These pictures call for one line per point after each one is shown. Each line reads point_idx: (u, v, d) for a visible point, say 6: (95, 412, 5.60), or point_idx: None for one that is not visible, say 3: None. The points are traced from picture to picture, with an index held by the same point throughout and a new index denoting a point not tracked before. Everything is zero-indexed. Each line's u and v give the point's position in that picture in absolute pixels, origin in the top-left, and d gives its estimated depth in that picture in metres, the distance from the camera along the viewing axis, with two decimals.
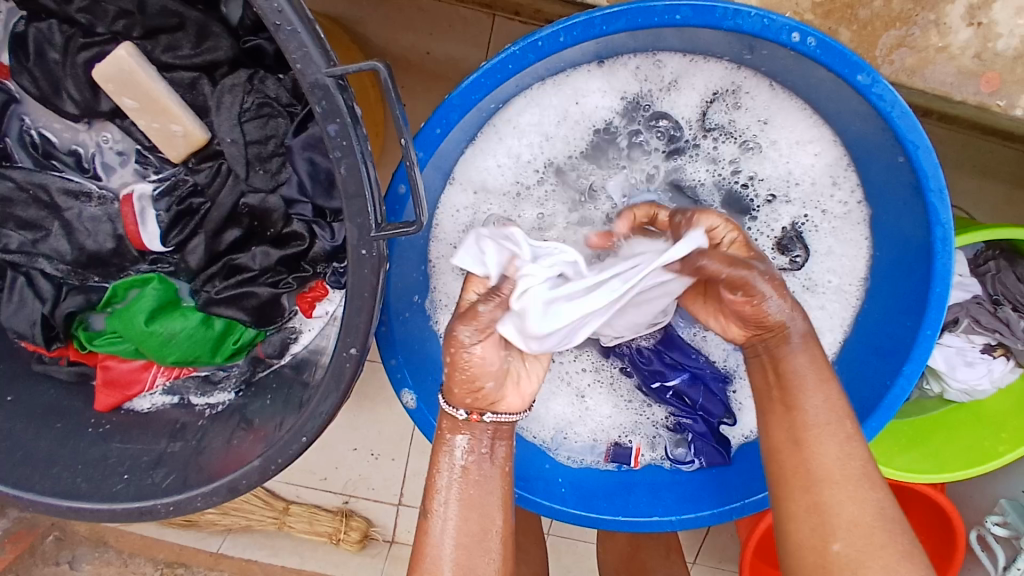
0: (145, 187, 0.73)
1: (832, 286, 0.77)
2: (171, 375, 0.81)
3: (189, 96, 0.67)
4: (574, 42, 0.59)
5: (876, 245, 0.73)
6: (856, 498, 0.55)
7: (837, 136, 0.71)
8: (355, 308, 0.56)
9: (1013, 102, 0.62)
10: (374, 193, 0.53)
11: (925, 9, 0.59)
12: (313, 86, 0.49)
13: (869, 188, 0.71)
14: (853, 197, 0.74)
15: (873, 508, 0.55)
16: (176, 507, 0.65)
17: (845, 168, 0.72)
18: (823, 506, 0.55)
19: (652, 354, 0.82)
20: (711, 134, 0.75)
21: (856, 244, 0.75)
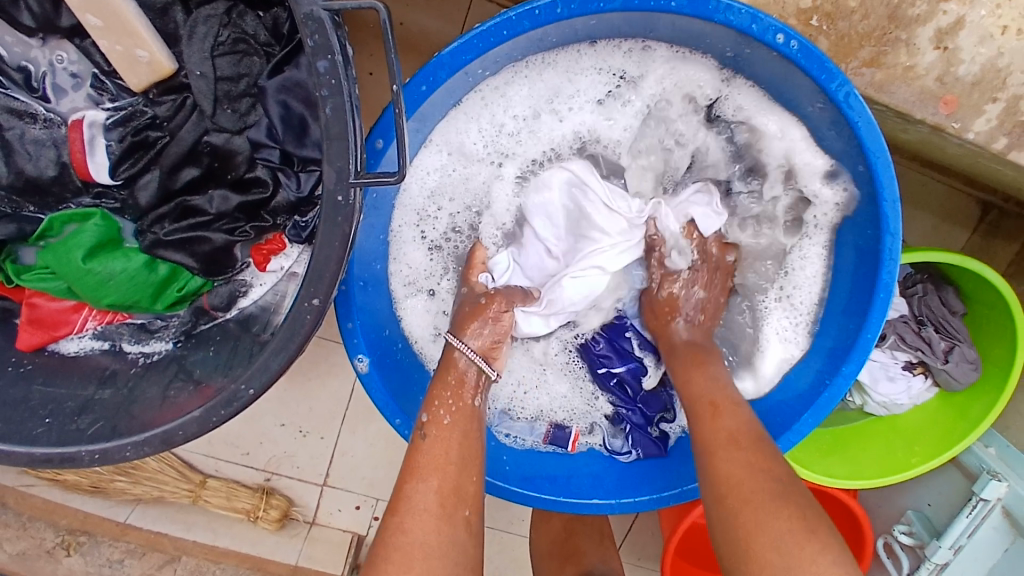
0: (97, 114, 0.68)
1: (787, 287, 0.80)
2: (102, 321, 0.76)
3: (159, 22, 0.64)
4: (570, 15, 0.59)
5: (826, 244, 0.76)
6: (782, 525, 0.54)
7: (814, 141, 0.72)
8: (323, 257, 0.54)
9: (967, 126, 0.67)
10: (356, 137, 0.51)
11: (898, 28, 0.63)
12: (307, 18, 0.48)
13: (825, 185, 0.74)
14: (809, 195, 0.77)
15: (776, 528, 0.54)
16: (102, 456, 0.61)
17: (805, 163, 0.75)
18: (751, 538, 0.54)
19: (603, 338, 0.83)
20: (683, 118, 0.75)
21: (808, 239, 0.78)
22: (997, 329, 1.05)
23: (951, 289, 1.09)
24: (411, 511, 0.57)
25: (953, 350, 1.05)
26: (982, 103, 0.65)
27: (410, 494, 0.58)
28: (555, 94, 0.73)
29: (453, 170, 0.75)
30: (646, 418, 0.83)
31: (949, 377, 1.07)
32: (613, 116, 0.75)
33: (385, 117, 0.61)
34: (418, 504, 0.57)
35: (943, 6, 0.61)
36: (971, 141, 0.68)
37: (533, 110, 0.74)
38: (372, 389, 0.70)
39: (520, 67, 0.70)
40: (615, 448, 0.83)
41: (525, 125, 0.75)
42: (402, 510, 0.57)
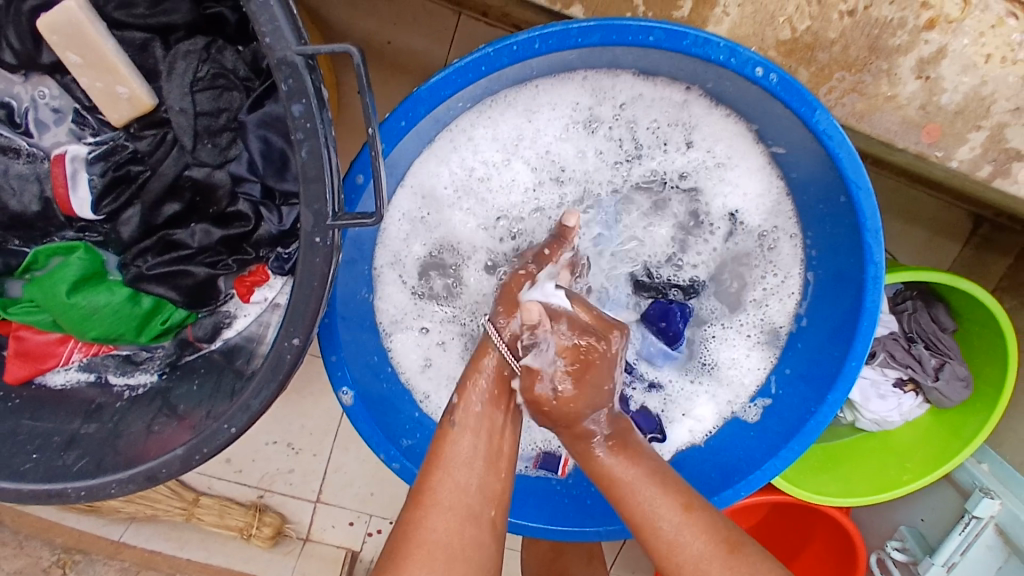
0: (80, 149, 0.69)
1: (768, 312, 0.80)
2: (88, 352, 0.76)
3: (139, 58, 0.64)
4: (548, 50, 0.59)
5: (809, 266, 0.76)
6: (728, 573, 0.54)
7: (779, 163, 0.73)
8: (303, 296, 0.54)
9: (950, 153, 0.66)
10: (333, 178, 0.51)
11: (879, 58, 0.63)
12: (281, 63, 0.48)
13: (804, 209, 0.73)
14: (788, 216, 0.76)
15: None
16: (86, 493, 0.61)
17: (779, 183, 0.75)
18: None
19: None
20: (655, 145, 0.75)
21: (791, 263, 0.77)
22: (988, 345, 1.05)
23: (942, 306, 1.09)
24: (436, 506, 0.55)
25: (944, 367, 1.05)
26: (965, 131, 0.65)
27: (434, 487, 0.56)
28: (519, 136, 0.73)
29: (427, 213, 0.75)
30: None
31: (940, 394, 1.06)
32: (582, 150, 0.75)
33: (365, 153, 0.62)
34: (454, 476, 0.57)
35: (923, 36, 0.61)
36: (955, 168, 0.67)
37: (499, 153, 0.74)
38: (358, 421, 0.70)
39: (482, 107, 0.70)
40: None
41: (494, 167, 0.74)
42: (426, 503, 0.55)
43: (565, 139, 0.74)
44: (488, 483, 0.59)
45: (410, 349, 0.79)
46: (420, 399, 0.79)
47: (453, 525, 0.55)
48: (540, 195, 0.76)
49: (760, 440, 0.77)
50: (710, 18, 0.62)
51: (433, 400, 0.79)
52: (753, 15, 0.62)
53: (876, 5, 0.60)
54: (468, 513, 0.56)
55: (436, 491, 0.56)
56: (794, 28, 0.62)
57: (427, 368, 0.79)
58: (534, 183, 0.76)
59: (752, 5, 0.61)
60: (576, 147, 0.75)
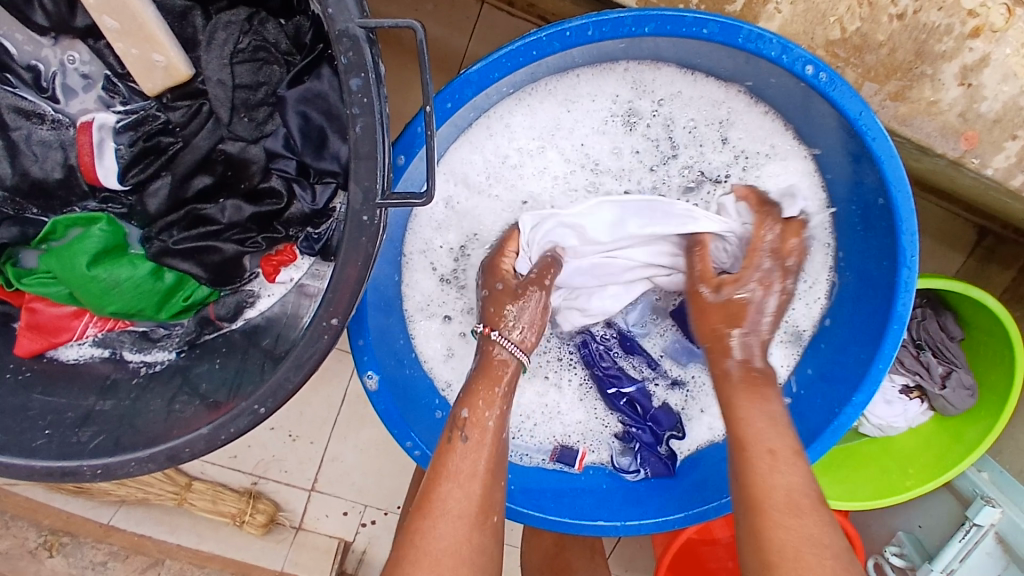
0: (108, 117, 0.67)
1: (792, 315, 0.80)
2: (104, 328, 0.74)
3: (177, 27, 0.62)
4: (601, 37, 0.59)
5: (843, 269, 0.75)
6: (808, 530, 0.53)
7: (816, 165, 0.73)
8: (344, 276, 0.53)
9: (986, 161, 0.67)
10: (385, 156, 0.50)
11: (924, 64, 0.63)
12: (342, 35, 0.47)
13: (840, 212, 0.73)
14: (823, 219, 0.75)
15: (799, 533, 0.53)
16: (105, 471, 0.59)
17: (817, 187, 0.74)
18: (767, 527, 0.54)
19: (605, 355, 0.83)
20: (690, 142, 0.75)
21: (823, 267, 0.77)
22: (994, 355, 1.07)
23: (950, 314, 1.11)
24: (445, 516, 0.56)
25: (950, 375, 1.07)
26: (1002, 140, 0.66)
27: (444, 498, 0.57)
28: (555, 126, 0.72)
29: (458, 199, 0.74)
30: (654, 438, 0.82)
31: (946, 402, 1.09)
32: (620, 143, 0.74)
33: (409, 134, 0.61)
34: (462, 486, 0.58)
35: (969, 43, 0.62)
36: (989, 176, 0.68)
37: (534, 142, 0.73)
38: (383, 408, 0.69)
39: (522, 95, 0.70)
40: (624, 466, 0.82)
41: (528, 156, 0.73)
42: (433, 514, 0.56)
43: (600, 133, 0.74)
44: (478, 492, 0.59)
45: (438, 340, 0.78)
46: (441, 388, 0.79)
47: (461, 533, 0.56)
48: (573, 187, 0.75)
49: None
50: (761, 14, 0.62)
51: (454, 387, 0.79)
52: (804, 13, 0.61)
53: (924, 10, 0.61)
54: (486, 506, 0.58)
55: (441, 503, 0.57)
56: (843, 29, 0.62)
57: (449, 358, 0.78)
58: (567, 173, 0.75)
59: (804, 3, 0.61)
60: (614, 142, 0.74)
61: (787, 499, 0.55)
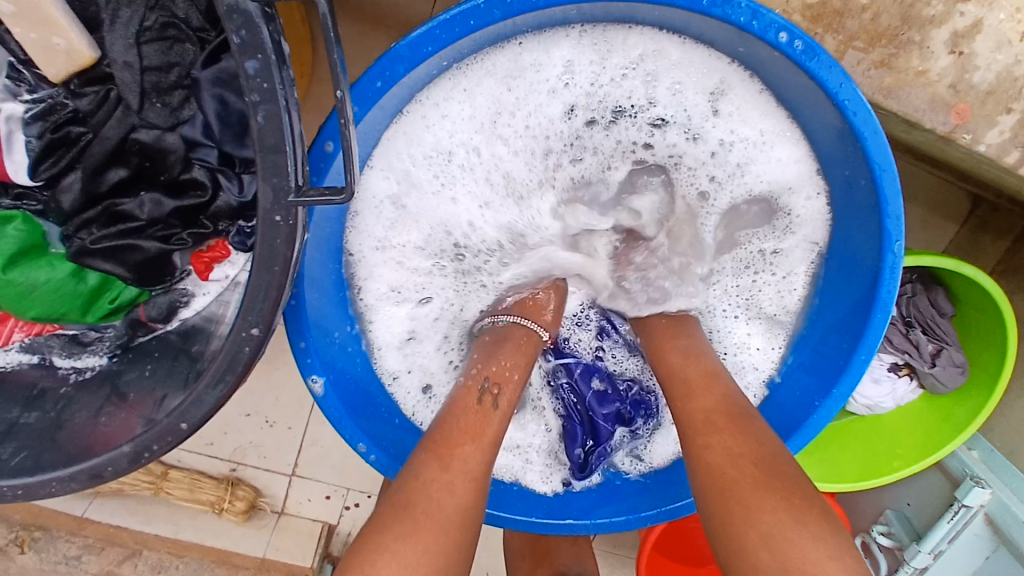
0: (14, 106, 0.60)
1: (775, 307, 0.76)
2: (30, 333, 0.67)
3: (77, 4, 0.56)
4: (548, 5, 0.52)
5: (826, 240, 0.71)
6: (769, 498, 0.51)
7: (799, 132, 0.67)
8: (262, 281, 0.48)
9: (978, 137, 0.61)
10: (297, 150, 0.44)
11: (911, 29, 0.57)
12: (232, 12, 0.41)
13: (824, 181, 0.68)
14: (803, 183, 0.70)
15: (768, 506, 0.50)
16: (24, 491, 0.55)
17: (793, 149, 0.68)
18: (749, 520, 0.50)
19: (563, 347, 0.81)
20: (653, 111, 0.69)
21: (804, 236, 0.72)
22: (987, 330, 1.02)
23: (941, 290, 1.07)
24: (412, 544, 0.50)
25: (940, 353, 1.04)
26: (997, 113, 0.60)
27: (421, 525, 0.51)
28: (500, 105, 0.66)
29: (403, 192, 0.68)
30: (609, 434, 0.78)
31: (935, 381, 1.05)
32: (576, 120, 0.69)
33: (332, 119, 0.55)
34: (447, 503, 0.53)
35: (960, 6, 0.56)
36: (982, 153, 0.62)
37: (479, 126, 0.67)
38: (331, 413, 0.65)
39: (459, 76, 0.63)
40: (573, 454, 0.77)
41: (474, 141, 0.67)
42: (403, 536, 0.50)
43: (552, 111, 0.68)
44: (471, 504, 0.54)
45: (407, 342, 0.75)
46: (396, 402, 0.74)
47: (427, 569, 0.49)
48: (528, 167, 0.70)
49: None
50: None
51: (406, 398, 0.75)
52: None
53: None
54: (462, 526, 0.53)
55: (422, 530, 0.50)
56: None
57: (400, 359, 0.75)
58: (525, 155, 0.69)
59: None
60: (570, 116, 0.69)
61: (750, 475, 0.53)
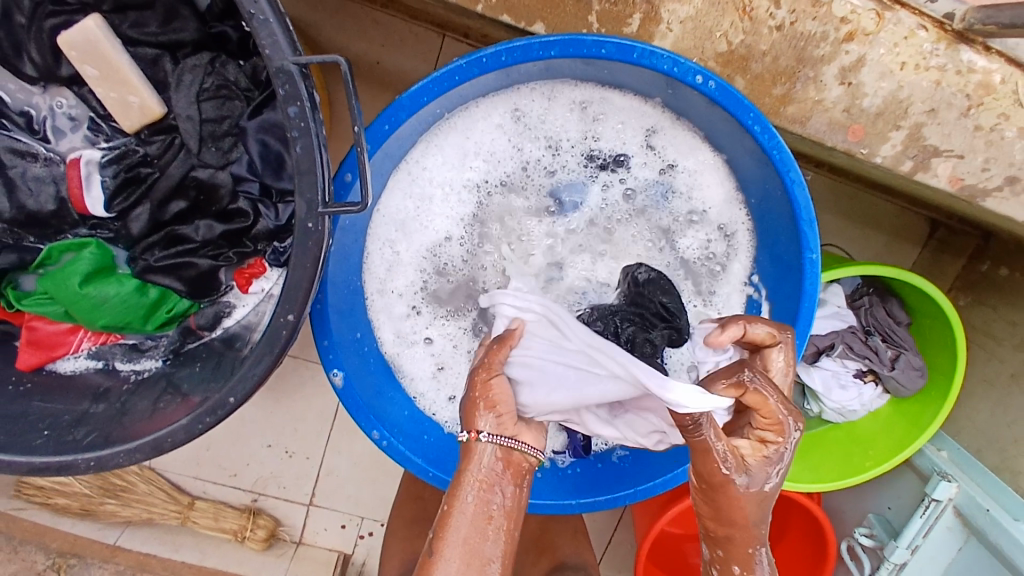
0: (94, 154, 0.76)
1: None
2: (97, 341, 0.82)
3: (149, 71, 0.71)
4: (514, 62, 0.67)
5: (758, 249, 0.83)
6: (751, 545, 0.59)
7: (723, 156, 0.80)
8: (297, 277, 0.61)
9: (875, 150, 0.75)
10: (324, 172, 0.58)
11: (806, 68, 0.71)
12: (279, 71, 0.55)
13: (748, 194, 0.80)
14: (731, 196, 0.82)
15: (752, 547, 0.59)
16: (98, 462, 0.67)
17: (719, 170, 0.81)
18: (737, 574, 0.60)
19: None
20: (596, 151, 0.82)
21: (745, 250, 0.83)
22: (939, 335, 1.13)
23: (896, 301, 1.18)
24: None
25: (899, 357, 1.14)
26: (887, 131, 0.74)
27: None
28: (465, 155, 0.80)
29: (399, 233, 0.82)
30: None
31: (897, 383, 1.14)
32: (530, 161, 0.82)
33: (352, 154, 0.69)
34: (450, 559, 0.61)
35: (845, 46, 0.70)
36: (880, 164, 0.76)
37: (450, 173, 0.81)
38: (349, 402, 0.77)
39: (430, 137, 0.79)
40: (576, 437, 0.89)
41: (451, 185, 0.81)
42: None
43: (509, 154, 0.81)
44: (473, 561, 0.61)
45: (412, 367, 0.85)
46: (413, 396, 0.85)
47: None
48: (497, 202, 0.83)
49: None
50: (655, 34, 0.71)
51: (425, 398, 0.86)
52: (693, 31, 0.70)
53: (801, 20, 0.69)
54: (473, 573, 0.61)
55: None
56: (729, 42, 0.71)
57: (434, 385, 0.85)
58: (493, 193, 0.82)
59: (692, 22, 0.70)
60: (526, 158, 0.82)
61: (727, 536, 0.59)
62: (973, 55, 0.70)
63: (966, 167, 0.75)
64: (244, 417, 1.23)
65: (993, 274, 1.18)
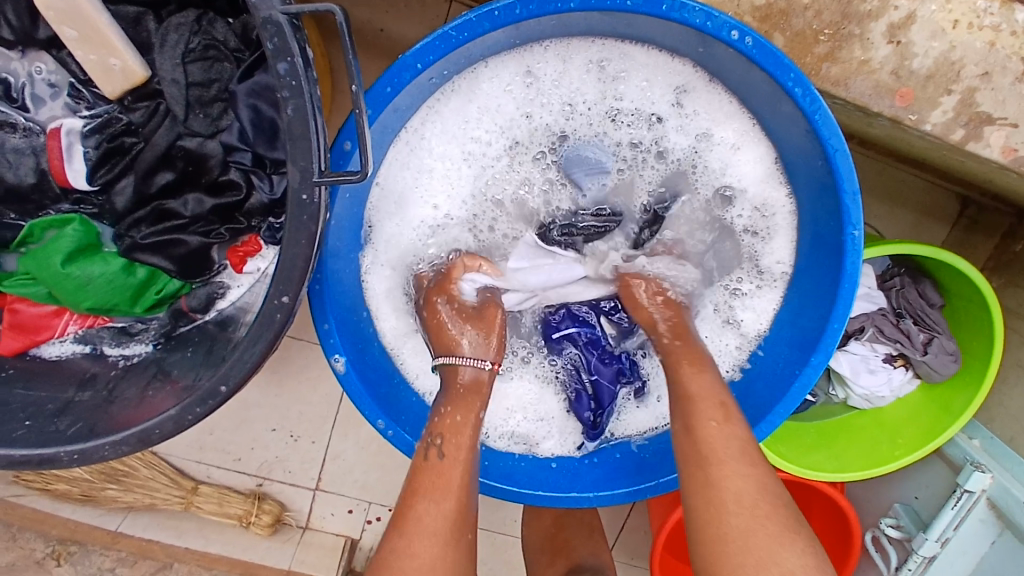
0: (74, 122, 0.70)
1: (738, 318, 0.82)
2: (83, 324, 0.77)
3: (132, 31, 0.65)
4: (529, 15, 0.61)
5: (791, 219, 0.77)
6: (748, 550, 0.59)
7: (751, 119, 0.74)
8: (291, 255, 0.55)
9: (924, 117, 0.68)
10: (319, 139, 0.52)
11: (851, 23, 0.64)
12: (267, 24, 0.49)
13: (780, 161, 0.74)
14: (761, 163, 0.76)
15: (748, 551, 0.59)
16: (81, 455, 0.62)
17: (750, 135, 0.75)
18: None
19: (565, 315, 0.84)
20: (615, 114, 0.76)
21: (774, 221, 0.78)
22: (973, 318, 1.07)
23: (930, 282, 1.12)
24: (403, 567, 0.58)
25: (932, 341, 1.08)
26: (939, 95, 0.67)
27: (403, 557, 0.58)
28: (474, 122, 0.74)
29: (403, 207, 0.76)
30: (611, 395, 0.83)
31: (929, 368, 1.09)
32: (545, 127, 0.76)
33: (351, 120, 0.63)
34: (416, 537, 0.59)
35: (893, 1, 0.63)
36: (930, 132, 0.69)
37: (458, 141, 0.75)
38: (352, 389, 0.72)
39: (435, 102, 0.72)
40: (582, 417, 0.83)
41: (459, 154, 0.75)
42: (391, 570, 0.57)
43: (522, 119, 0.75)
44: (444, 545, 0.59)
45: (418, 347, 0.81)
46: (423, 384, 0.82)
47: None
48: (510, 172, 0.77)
49: (744, 405, 0.79)
50: None
51: (435, 384, 0.82)
52: None
53: None
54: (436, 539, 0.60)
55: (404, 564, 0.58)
56: None
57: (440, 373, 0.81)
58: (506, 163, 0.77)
59: None
60: (540, 125, 0.76)
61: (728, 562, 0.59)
62: None
63: (1022, 136, 0.68)
64: (248, 402, 1.18)
65: None
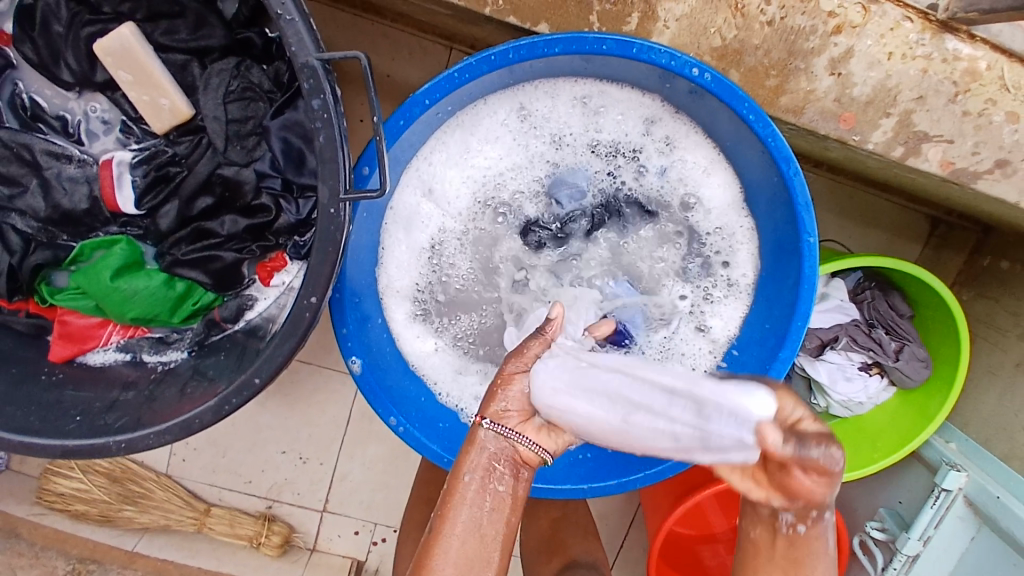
0: (124, 155, 0.80)
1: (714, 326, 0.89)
2: (126, 334, 0.86)
3: (179, 75, 0.77)
4: (521, 58, 0.71)
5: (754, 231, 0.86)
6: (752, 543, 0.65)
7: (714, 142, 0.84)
8: (319, 260, 0.64)
9: (866, 137, 0.79)
10: (344, 160, 0.62)
11: (797, 60, 0.75)
12: (303, 66, 0.60)
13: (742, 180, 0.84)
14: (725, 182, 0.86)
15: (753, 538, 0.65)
16: (129, 444, 0.70)
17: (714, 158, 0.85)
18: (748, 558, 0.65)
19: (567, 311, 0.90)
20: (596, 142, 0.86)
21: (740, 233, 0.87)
22: (942, 328, 1.16)
23: (898, 294, 1.21)
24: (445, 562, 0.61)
25: (903, 349, 1.16)
26: (877, 118, 0.77)
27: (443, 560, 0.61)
28: (472, 151, 0.84)
29: (410, 226, 0.86)
30: None
31: (902, 374, 1.17)
32: (535, 154, 0.86)
33: (371, 148, 0.73)
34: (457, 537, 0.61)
35: (833, 39, 0.74)
36: (872, 150, 0.79)
37: (459, 167, 0.85)
38: (368, 388, 0.80)
39: (439, 134, 0.83)
40: None
41: (459, 179, 0.85)
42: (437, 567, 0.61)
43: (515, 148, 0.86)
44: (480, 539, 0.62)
45: (435, 358, 0.89)
46: (433, 387, 0.89)
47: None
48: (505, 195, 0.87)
49: None
50: (653, 30, 0.75)
51: (442, 387, 0.89)
52: (689, 27, 0.74)
53: (790, 15, 0.73)
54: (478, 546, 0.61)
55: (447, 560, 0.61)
56: (722, 37, 0.75)
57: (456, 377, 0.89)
58: (501, 185, 0.87)
59: (687, 19, 0.74)
60: (530, 152, 0.86)
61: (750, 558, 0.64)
62: (958, 43, 0.74)
63: (956, 151, 0.78)
64: (261, 423, 1.25)
65: (994, 267, 1.20)
